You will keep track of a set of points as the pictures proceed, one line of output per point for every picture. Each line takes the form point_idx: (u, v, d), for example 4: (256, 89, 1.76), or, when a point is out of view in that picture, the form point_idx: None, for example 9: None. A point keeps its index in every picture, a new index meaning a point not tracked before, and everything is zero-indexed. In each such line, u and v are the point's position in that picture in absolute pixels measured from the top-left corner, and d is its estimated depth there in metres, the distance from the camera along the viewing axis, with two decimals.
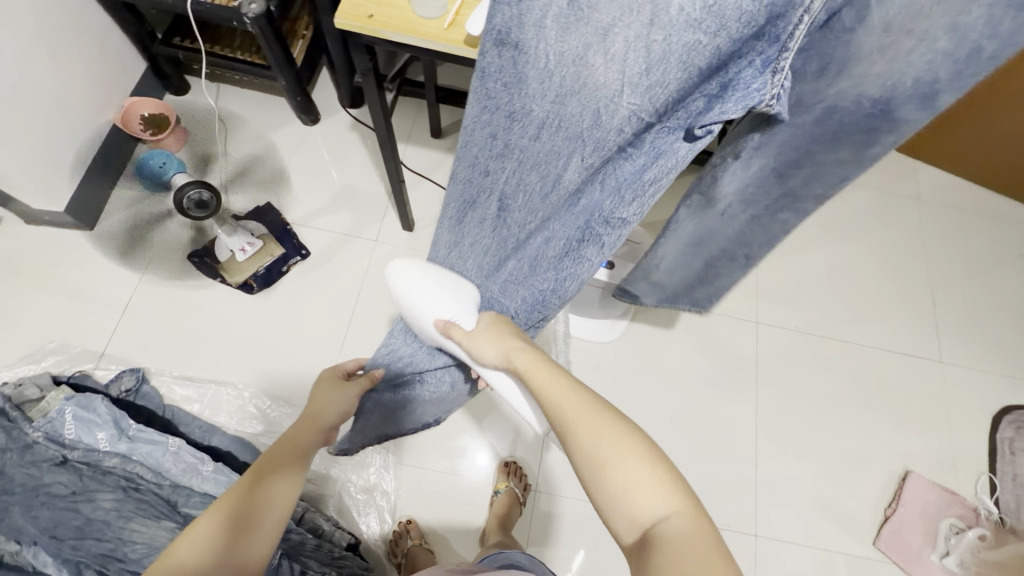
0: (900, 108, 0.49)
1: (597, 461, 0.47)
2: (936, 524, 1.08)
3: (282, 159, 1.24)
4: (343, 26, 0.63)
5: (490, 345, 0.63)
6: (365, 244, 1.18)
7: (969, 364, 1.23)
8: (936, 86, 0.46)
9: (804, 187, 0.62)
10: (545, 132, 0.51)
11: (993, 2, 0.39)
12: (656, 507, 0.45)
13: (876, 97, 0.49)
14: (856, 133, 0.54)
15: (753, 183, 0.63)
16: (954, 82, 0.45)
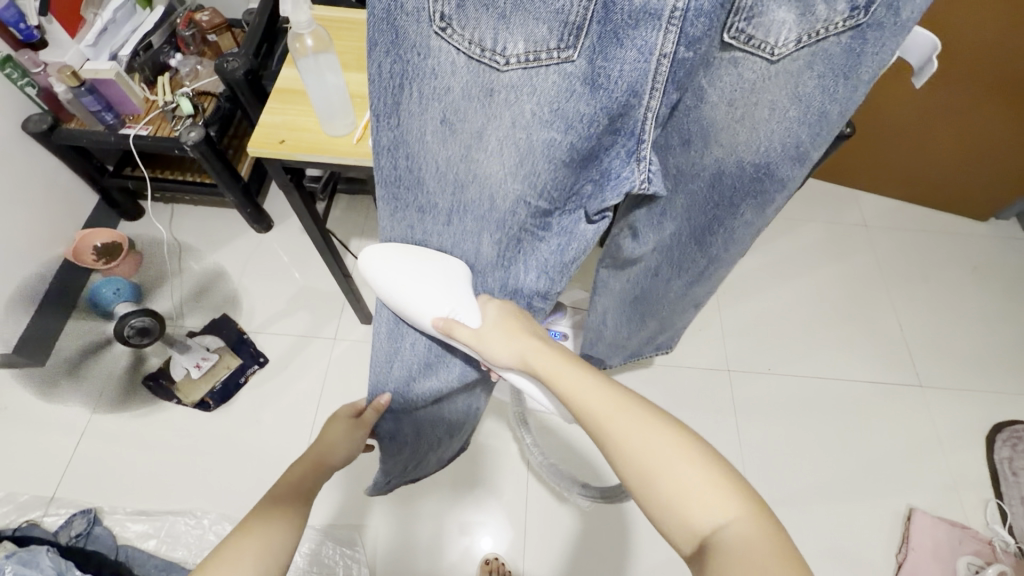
0: (779, 169, 0.52)
1: (642, 465, 0.42)
2: (954, 565, 1.01)
3: (237, 269, 1.25)
4: (254, 153, 0.66)
5: (502, 342, 0.55)
6: (324, 343, 1.17)
7: (949, 385, 1.20)
8: (803, 148, 0.49)
9: (725, 251, 0.64)
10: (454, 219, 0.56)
11: (821, 74, 0.44)
12: (715, 512, 0.40)
13: (755, 162, 0.52)
14: (747, 195, 0.56)
15: (672, 244, 0.65)
16: (816, 140, 0.49)
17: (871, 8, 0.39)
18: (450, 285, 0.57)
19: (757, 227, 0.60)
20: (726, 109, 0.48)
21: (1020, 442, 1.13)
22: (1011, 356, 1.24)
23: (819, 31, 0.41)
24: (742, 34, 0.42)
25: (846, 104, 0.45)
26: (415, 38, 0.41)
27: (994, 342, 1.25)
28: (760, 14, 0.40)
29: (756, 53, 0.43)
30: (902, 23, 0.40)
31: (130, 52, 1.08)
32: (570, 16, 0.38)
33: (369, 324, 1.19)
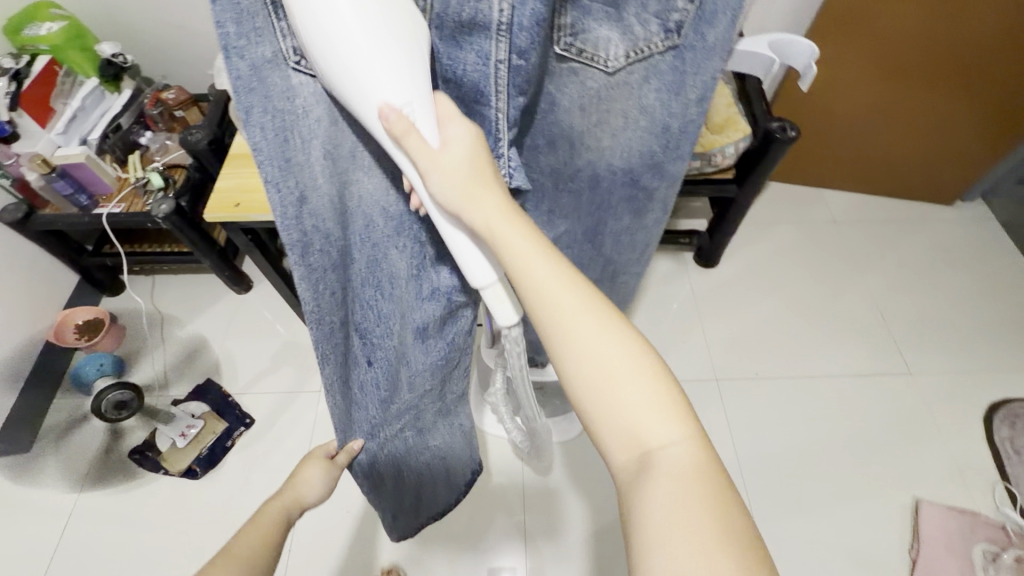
0: (642, 177, 0.57)
1: (595, 378, 0.41)
2: (970, 555, 0.99)
3: (219, 332, 1.26)
4: (210, 218, 0.69)
5: (470, 188, 0.41)
6: (310, 396, 1.17)
7: (939, 369, 1.20)
8: (656, 157, 0.54)
9: (617, 253, 0.69)
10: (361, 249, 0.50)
11: (656, 89, 0.47)
12: (666, 430, 0.40)
13: (622, 167, 0.56)
14: (620, 199, 0.60)
15: (571, 249, 0.67)
16: (668, 152, 0.54)
17: (682, 29, 0.43)
18: (416, 65, 0.35)
19: (639, 227, 0.64)
20: (581, 116, 0.50)
21: (1018, 420, 1.12)
22: (995, 333, 1.24)
23: (642, 48, 0.44)
24: (572, 48, 0.43)
25: (685, 118, 0.50)
26: (278, 83, 0.38)
27: (975, 321, 1.26)
28: (584, 29, 0.42)
29: (592, 65, 0.45)
30: (710, 46, 0.44)
31: (100, 136, 1.13)
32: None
33: None
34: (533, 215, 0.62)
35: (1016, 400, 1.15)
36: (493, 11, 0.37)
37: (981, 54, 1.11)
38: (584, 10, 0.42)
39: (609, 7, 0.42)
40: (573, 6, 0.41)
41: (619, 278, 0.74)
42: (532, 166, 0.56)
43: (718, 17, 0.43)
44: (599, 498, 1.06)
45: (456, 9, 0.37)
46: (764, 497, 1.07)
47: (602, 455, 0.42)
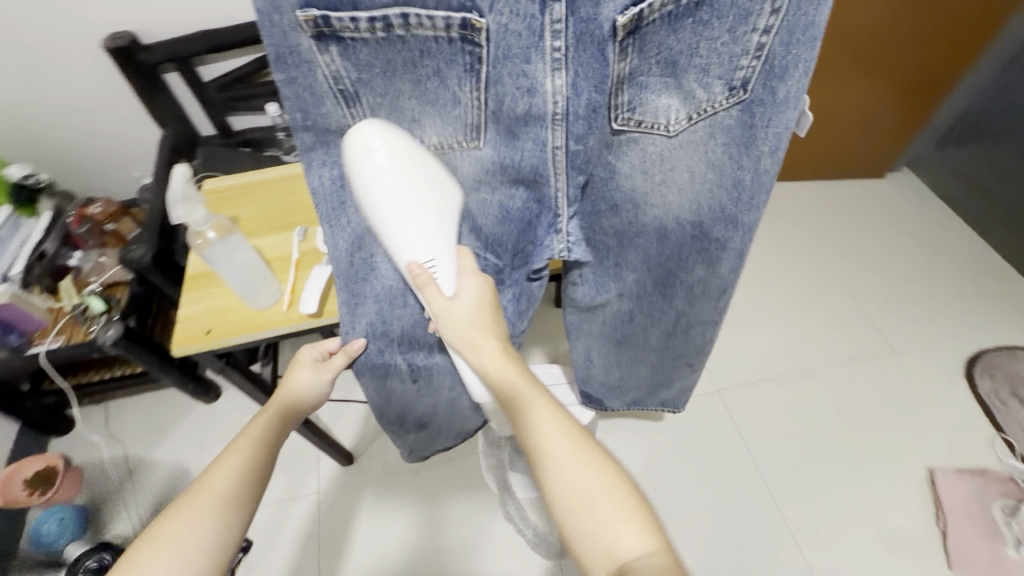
0: (713, 229, 0.56)
1: (576, 497, 0.46)
2: (989, 513, 1.02)
3: (194, 450, 1.15)
4: (180, 352, 0.62)
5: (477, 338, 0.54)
6: (309, 500, 1.09)
7: (916, 336, 1.26)
8: (728, 211, 0.54)
9: (690, 304, 0.67)
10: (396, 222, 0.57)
11: (725, 143, 0.49)
12: (636, 543, 0.44)
13: (691, 220, 0.56)
14: (693, 251, 0.59)
15: (637, 295, 0.67)
16: (742, 205, 0.53)
17: (749, 85, 0.45)
18: (439, 231, 0.52)
19: (714, 276, 0.62)
20: (644, 177, 0.53)
21: (995, 370, 1.19)
22: (953, 291, 1.32)
23: (705, 108, 0.47)
24: (631, 120, 0.48)
25: (758, 168, 0.50)
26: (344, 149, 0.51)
27: (932, 282, 1.34)
28: (642, 102, 0.47)
29: (654, 131, 0.49)
30: (781, 100, 0.45)
31: (23, 268, 1.00)
32: (468, 118, 0.48)
33: (350, 463, 1.12)
34: (598, 270, 0.65)
35: (988, 351, 1.22)
36: (546, 101, 0.46)
37: (865, 37, 1.21)
38: (641, 86, 0.46)
39: (667, 78, 0.45)
40: (630, 85, 0.45)
41: (693, 328, 0.71)
42: (597, 228, 0.59)
43: (792, 70, 0.43)
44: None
45: (510, 103, 0.46)
46: (791, 499, 1.07)
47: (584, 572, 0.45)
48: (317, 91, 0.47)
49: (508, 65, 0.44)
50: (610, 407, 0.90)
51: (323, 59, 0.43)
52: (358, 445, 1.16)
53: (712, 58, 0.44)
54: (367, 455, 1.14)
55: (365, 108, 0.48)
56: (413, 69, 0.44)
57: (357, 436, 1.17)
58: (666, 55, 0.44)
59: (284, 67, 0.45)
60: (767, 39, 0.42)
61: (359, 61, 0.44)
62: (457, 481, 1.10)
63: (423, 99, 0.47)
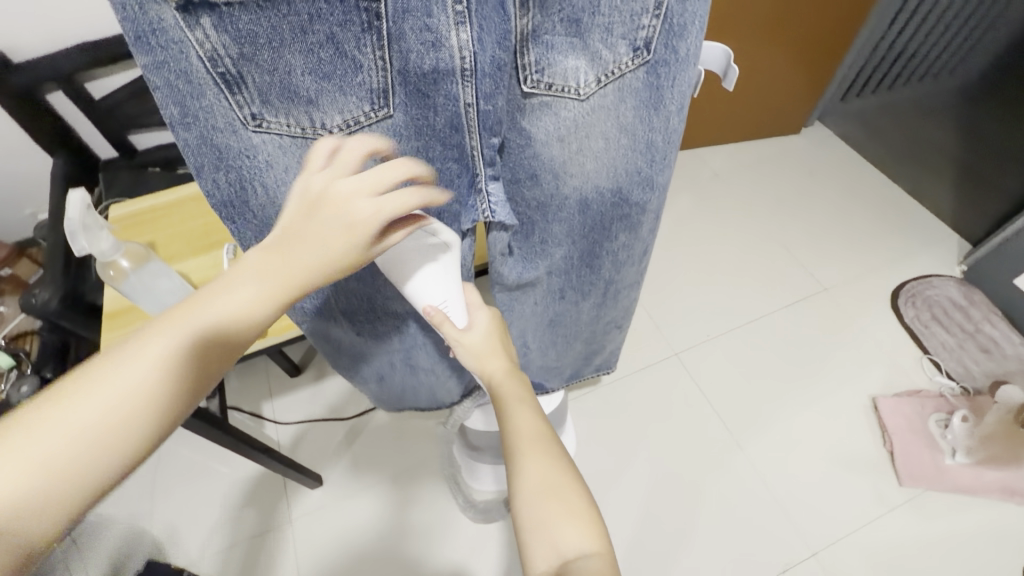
0: (631, 194, 0.57)
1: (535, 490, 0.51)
2: (929, 429, 1.11)
3: (142, 503, 1.05)
4: None
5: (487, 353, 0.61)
6: (282, 531, 1.03)
7: (845, 277, 1.35)
8: (644, 172, 0.54)
9: (617, 273, 0.69)
10: None
11: (633, 105, 0.47)
12: (578, 540, 0.48)
13: (610, 186, 0.55)
14: (613, 219, 0.60)
15: (564, 270, 0.67)
16: (654, 166, 0.54)
17: (651, 45, 0.42)
18: (450, 274, 0.54)
19: (635, 239, 0.64)
20: (561, 145, 0.50)
21: (917, 298, 1.28)
22: (872, 230, 1.43)
23: (612, 70, 0.43)
24: (540, 83, 0.43)
25: (666, 130, 0.50)
26: (236, 145, 0.41)
27: (853, 223, 1.44)
28: (549, 61, 0.42)
29: (565, 96, 0.45)
30: (682, 58, 0.44)
31: None
32: (373, 84, 0.39)
33: (321, 484, 1.08)
34: (525, 248, 0.62)
35: (908, 282, 1.32)
36: (455, 58, 0.39)
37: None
38: (547, 45, 0.41)
39: (572, 37, 0.41)
40: (534, 44, 0.41)
41: (620, 292, 0.74)
42: (517, 201, 0.56)
43: (689, 28, 0.42)
44: (616, 514, 1.05)
45: (416, 62, 0.39)
46: (757, 445, 1.12)
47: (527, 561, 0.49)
48: (192, 77, 0.36)
49: (408, 20, 0.36)
50: (551, 385, 0.94)
51: (192, 32, 0.33)
52: (326, 465, 1.11)
53: (613, 15, 0.40)
54: (339, 473, 1.10)
55: (254, 91, 0.37)
56: (301, 35, 0.35)
57: (324, 457, 1.12)
58: (568, 12, 0.40)
59: (145, 46, 0.34)
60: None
61: (240, 32, 0.34)
62: (435, 486, 1.09)
63: (318, 73, 0.37)
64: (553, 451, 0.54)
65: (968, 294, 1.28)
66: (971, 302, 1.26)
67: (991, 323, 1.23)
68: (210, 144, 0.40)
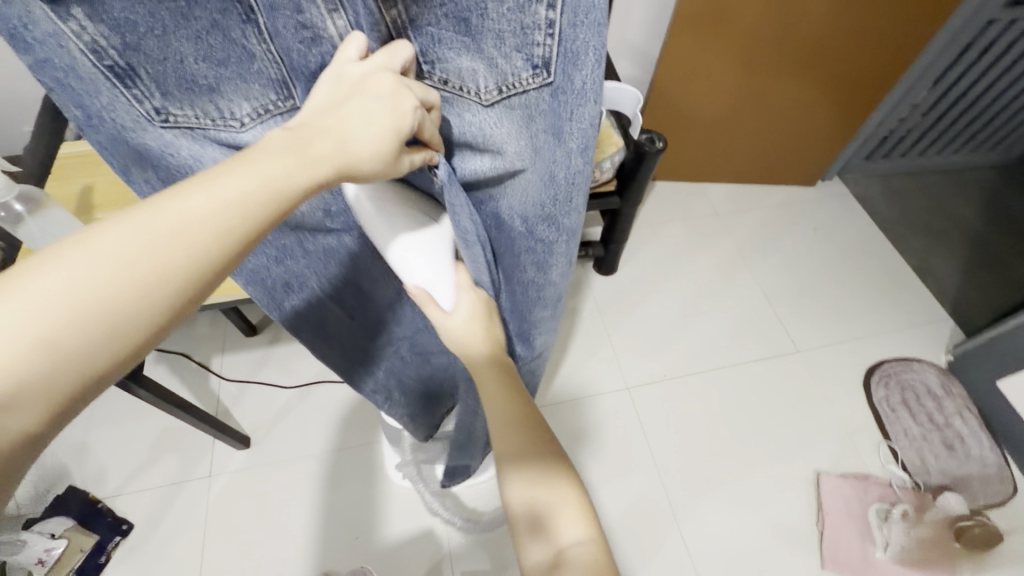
0: (537, 228, 0.55)
1: (529, 480, 0.49)
2: (866, 516, 1.07)
3: (77, 428, 1.08)
4: None
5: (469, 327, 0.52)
6: (200, 483, 1.05)
7: (822, 343, 1.29)
8: (549, 209, 0.53)
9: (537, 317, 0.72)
10: None
11: (535, 127, 0.44)
12: (574, 532, 0.46)
13: (521, 213, 0.53)
14: (523, 252, 0.58)
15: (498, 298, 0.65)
16: (560, 204, 0.52)
17: (551, 66, 0.39)
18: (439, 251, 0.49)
19: (548, 280, 0.62)
20: (475, 153, 0.46)
21: (891, 379, 1.23)
22: (863, 299, 1.36)
23: (512, 84, 0.40)
24: (435, 78, 0.40)
25: (569, 167, 0.47)
26: (153, 142, 0.40)
27: (846, 289, 1.38)
28: (440, 56, 0.39)
29: (465, 97, 0.41)
30: (580, 90, 0.40)
31: None
32: (271, 74, 0.39)
33: (248, 446, 1.09)
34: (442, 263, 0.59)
35: (886, 361, 1.26)
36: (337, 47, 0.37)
37: (831, 24, 1.14)
38: (433, 38, 0.37)
39: (463, 36, 0.37)
40: (416, 35, 0.37)
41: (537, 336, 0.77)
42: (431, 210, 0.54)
43: (585, 57, 0.38)
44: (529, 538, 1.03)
45: (301, 60, 0.37)
46: (685, 496, 1.09)
47: (520, 553, 0.48)
48: (81, 73, 0.34)
49: (280, 17, 0.34)
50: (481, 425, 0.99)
51: (65, 23, 0.32)
52: (258, 428, 1.12)
53: (503, 24, 0.36)
54: (267, 438, 1.11)
55: (150, 83, 0.36)
56: (183, 21, 0.34)
57: (257, 419, 1.12)
58: (452, 9, 0.36)
59: (24, 45, 0.33)
60: (555, 14, 0.36)
61: (116, 20, 0.33)
62: (357, 470, 1.08)
63: (212, 59, 0.36)
64: (547, 438, 0.51)
65: (945, 384, 1.22)
66: (947, 394, 1.21)
67: (962, 419, 1.17)
68: (126, 143, 0.40)
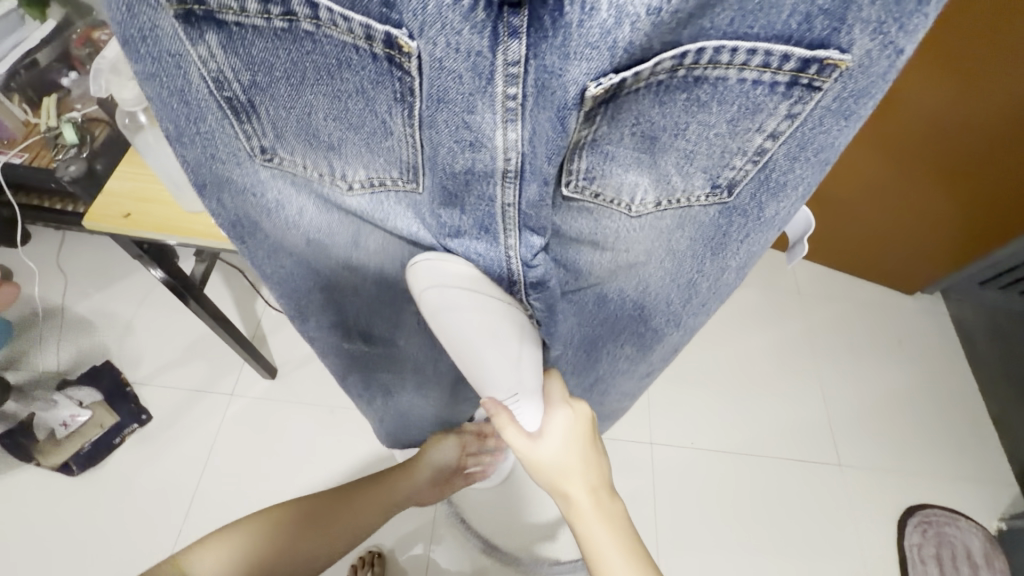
0: (652, 317, 0.51)
1: None
2: None
3: (130, 311, 1.14)
4: (91, 227, 0.58)
5: (561, 452, 0.45)
6: (220, 399, 1.08)
7: (868, 465, 1.20)
8: (674, 304, 0.49)
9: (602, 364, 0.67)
10: (315, 233, 0.44)
11: (691, 238, 0.40)
12: None
13: (634, 299, 0.49)
14: (625, 331, 0.54)
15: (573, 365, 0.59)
16: (688, 304, 0.48)
17: (735, 189, 0.36)
18: (523, 365, 0.42)
19: (641, 361, 0.60)
20: (594, 249, 0.41)
21: (929, 527, 1.13)
22: (930, 433, 1.24)
23: (679, 199, 0.37)
24: (585, 189, 0.35)
25: (715, 282, 0.45)
26: (238, 176, 0.39)
27: (915, 416, 1.26)
28: (604, 172, 0.34)
29: (613, 207, 0.37)
30: (766, 219, 0.38)
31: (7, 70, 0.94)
32: (403, 155, 0.34)
33: (273, 377, 1.10)
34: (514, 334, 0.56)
35: (932, 507, 1.16)
36: (497, 159, 0.32)
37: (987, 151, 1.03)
38: (607, 155, 0.33)
39: (643, 153, 0.34)
40: (590, 153, 0.33)
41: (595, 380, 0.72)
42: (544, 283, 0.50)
43: (791, 188, 0.36)
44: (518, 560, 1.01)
45: (446, 157, 0.32)
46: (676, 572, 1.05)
47: None
48: (191, 97, 0.33)
49: (445, 110, 0.30)
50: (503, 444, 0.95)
51: (194, 48, 0.30)
52: (287, 362, 1.13)
53: (700, 146, 0.33)
54: (292, 374, 1.11)
55: (265, 122, 0.34)
56: (326, 79, 0.31)
57: (288, 353, 1.13)
58: (645, 128, 0.32)
59: (137, 54, 0.31)
60: (772, 144, 0.32)
61: (252, 58, 0.30)
62: (363, 432, 1.06)
63: (343, 121, 0.33)
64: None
65: (988, 554, 1.12)
66: (987, 566, 1.10)
67: None
68: (213, 168, 0.38)
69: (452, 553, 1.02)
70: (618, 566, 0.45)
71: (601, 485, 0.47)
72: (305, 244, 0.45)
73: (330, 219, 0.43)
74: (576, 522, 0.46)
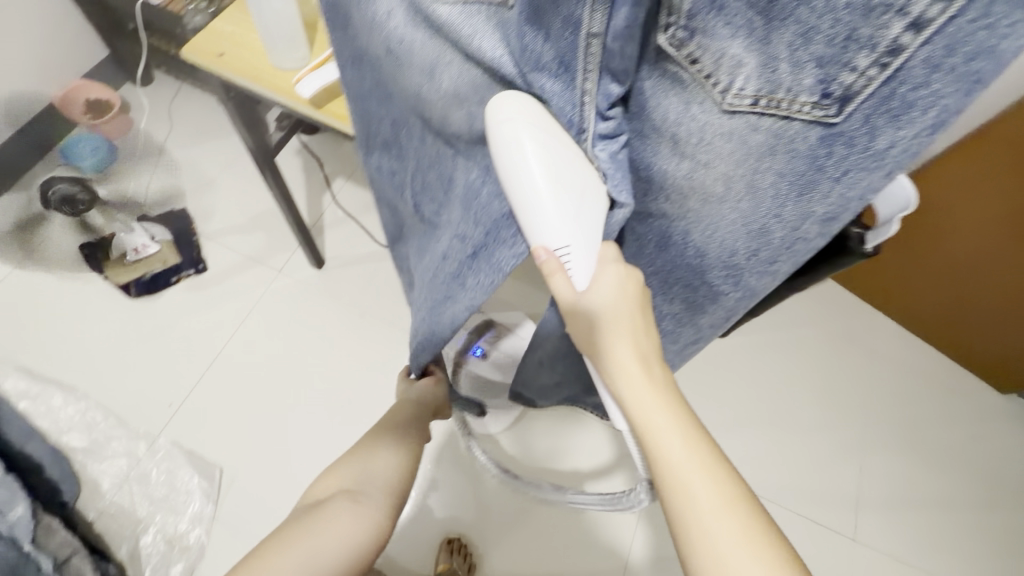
0: (711, 270, 0.45)
1: (682, 486, 0.40)
2: None
3: (214, 170, 1.22)
4: (189, 58, 0.60)
5: (612, 299, 0.42)
6: (267, 272, 1.14)
7: (885, 551, 1.09)
8: (735, 259, 0.42)
9: None
10: (389, 52, 0.39)
11: (780, 169, 0.34)
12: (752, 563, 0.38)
13: (701, 245, 0.43)
14: (675, 281, 0.49)
15: None
16: (753, 261, 0.42)
17: (848, 105, 0.28)
18: (583, 217, 0.37)
19: (688, 321, 0.53)
20: (672, 152, 0.36)
21: None
22: (969, 543, 1.10)
23: (777, 102, 0.29)
24: (680, 48, 0.30)
25: (795, 229, 0.37)
26: None
27: (959, 520, 1.12)
28: (707, 27, 0.28)
29: (706, 88, 0.31)
30: (878, 152, 0.30)
31: None
32: None
33: (320, 268, 1.15)
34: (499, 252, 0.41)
35: None
36: None
37: None
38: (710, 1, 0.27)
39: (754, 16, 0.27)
40: None
41: None
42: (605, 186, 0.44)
43: (917, 112, 0.27)
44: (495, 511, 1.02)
45: None
46: None
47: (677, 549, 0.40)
48: None
49: None
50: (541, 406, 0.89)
51: None
52: (335, 258, 1.16)
53: (823, 22, 0.25)
54: (336, 271, 1.15)
55: None
56: None
57: (339, 250, 1.17)
58: None
59: None
60: (910, 41, 0.25)
61: None
62: (384, 343, 1.08)
63: None
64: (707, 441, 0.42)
65: None
66: None
67: None
68: None
69: (447, 500, 1.03)
70: (676, 449, 0.41)
71: (650, 353, 0.44)
72: (380, 64, 0.41)
73: (414, 38, 0.37)
74: (613, 373, 0.44)
